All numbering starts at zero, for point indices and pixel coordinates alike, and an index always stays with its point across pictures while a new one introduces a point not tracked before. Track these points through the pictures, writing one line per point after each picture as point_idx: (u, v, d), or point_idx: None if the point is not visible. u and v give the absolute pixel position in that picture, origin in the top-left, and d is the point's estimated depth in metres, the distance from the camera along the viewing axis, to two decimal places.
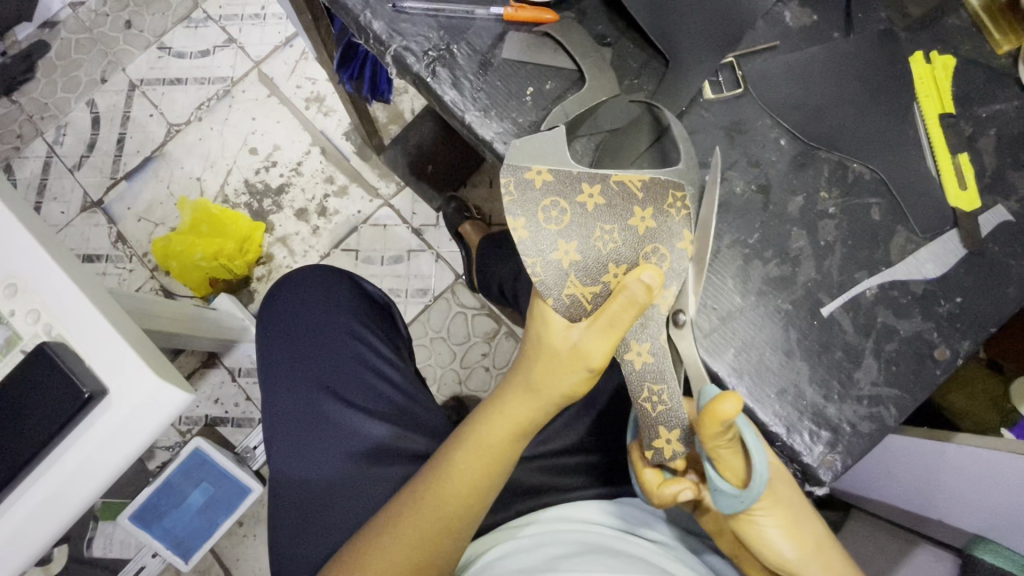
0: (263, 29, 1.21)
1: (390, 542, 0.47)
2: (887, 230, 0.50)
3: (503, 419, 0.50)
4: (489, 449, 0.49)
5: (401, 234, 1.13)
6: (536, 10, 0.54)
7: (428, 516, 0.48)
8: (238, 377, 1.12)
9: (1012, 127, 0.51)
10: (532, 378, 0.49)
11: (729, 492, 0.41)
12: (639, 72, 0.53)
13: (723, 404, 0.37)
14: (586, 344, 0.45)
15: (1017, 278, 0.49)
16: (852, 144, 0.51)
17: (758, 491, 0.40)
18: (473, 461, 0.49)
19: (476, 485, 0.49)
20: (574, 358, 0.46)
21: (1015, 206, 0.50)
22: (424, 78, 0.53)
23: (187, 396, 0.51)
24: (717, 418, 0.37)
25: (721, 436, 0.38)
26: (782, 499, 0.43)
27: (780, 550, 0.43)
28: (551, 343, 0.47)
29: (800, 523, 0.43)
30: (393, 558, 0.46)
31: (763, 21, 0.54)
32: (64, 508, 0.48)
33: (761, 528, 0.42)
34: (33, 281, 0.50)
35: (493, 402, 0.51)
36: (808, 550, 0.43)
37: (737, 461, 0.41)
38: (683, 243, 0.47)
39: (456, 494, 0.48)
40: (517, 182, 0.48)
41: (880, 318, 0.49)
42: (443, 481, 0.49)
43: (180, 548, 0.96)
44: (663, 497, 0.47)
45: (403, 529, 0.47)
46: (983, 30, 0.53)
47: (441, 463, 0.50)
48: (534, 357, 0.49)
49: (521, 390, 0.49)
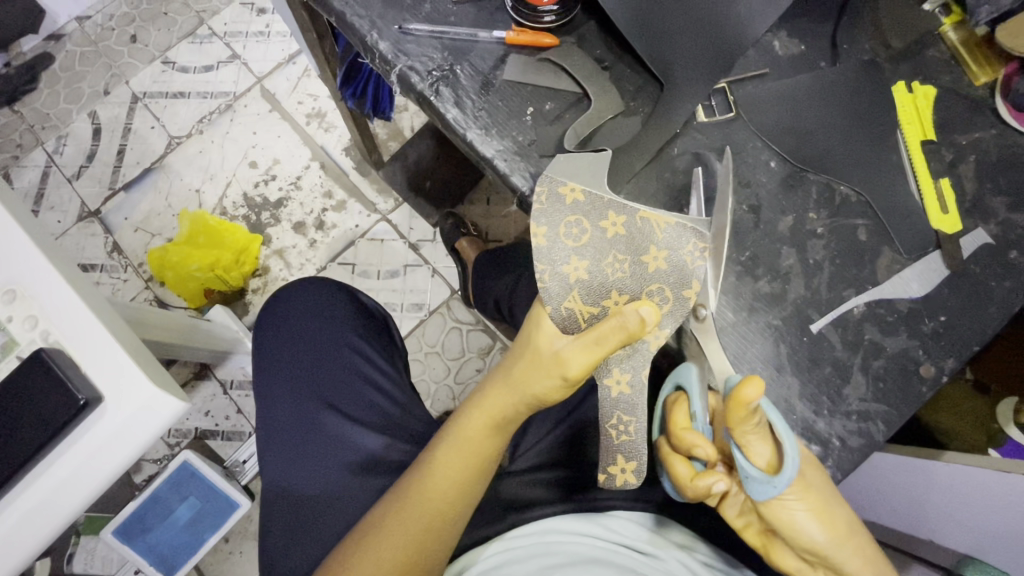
0: (267, 45, 1.24)
1: (378, 544, 0.47)
2: (873, 251, 0.52)
3: (486, 420, 0.50)
4: (469, 452, 0.50)
5: (398, 249, 1.14)
6: (537, 34, 0.56)
7: (411, 518, 0.48)
8: (229, 390, 1.11)
9: (991, 155, 0.53)
10: (512, 373, 0.49)
11: (760, 478, 0.40)
12: (634, 95, 0.56)
13: (746, 389, 0.38)
14: (567, 353, 0.45)
15: (999, 298, 0.51)
16: (839, 168, 0.53)
17: (789, 477, 0.39)
18: (452, 460, 0.50)
19: (456, 487, 0.49)
20: (553, 363, 0.46)
21: (995, 229, 0.52)
22: (427, 96, 0.55)
23: (183, 405, 0.51)
24: (742, 402, 0.38)
25: (747, 420, 0.39)
26: (811, 484, 0.41)
27: (810, 532, 0.41)
28: (536, 345, 0.48)
29: (831, 508, 0.42)
30: (379, 561, 0.46)
31: (754, 49, 0.56)
32: (52, 517, 0.48)
33: (790, 512, 0.41)
34: (33, 289, 0.50)
35: (474, 398, 0.52)
36: (839, 535, 0.41)
37: (766, 446, 0.41)
38: (689, 292, 0.47)
39: (435, 494, 0.49)
40: (550, 194, 0.48)
41: (867, 335, 0.51)
42: (424, 479, 0.49)
43: (164, 565, 0.94)
44: (697, 491, 0.43)
45: (390, 532, 0.47)
46: (961, 63, 0.55)
47: (422, 463, 0.51)
48: (517, 356, 0.50)
49: (498, 383, 0.51)
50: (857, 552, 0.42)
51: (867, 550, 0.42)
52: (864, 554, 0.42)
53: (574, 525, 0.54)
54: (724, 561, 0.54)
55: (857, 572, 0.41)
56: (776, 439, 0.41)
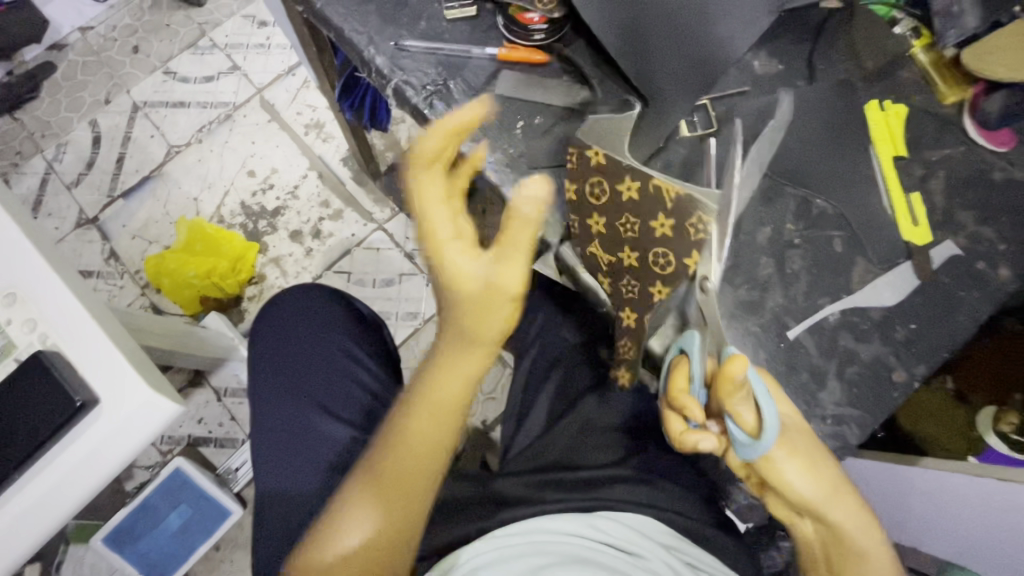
0: (267, 57, 1.27)
1: (367, 528, 0.49)
2: (847, 261, 0.54)
3: (445, 378, 0.51)
4: (439, 413, 0.51)
5: (393, 258, 1.16)
6: (528, 50, 0.58)
7: (394, 497, 0.50)
8: (223, 397, 1.12)
9: (960, 170, 0.56)
10: (457, 323, 0.49)
11: (745, 439, 0.45)
12: (621, 109, 0.58)
13: (733, 363, 0.42)
14: (491, 280, 0.47)
15: (968, 308, 0.53)
16: (815, 182, 0.55)
17: (770, 438, 0.44)
18: (423, 431, 0.51)
19: (429, 452, 0.51)
20: (487, 295, 0.47)
21: (964, 241, 0.54)
22: (421, 109, 0.57)
23: (177, 408, 0.52)
24: (727, 375, 0.43)
25: (734, 392, 0.44)
26: (800, 445, 0.47)
27: (800, 488, 0.46)
28: (460, 285, 0.48)
29: (819, 467, 0.47)
30: (373, 540, 0.49)
31: (735, 68, 0.59)
32: (46, 518, 0.49)
33: (781, 470, 0.46)
34: (33, 293, 0.51)
35: (432, 360, 0.52)
36: (825, 490, 0.46)
37: (750, 410, 0.45)
38: (690, 261, 0.47)
39: (418, 468, 0.50)
40: (580, 156, 0.51)
41: (842, 342, 0.52)
42: (396, 458, 0.50)
43: (154, 572, 0.94)
44: (685, 445, 0.48)
45: (377, 512, 0.49)
46: (931, 83, 0.58)
47: (388, 441, 0.51)
48: (449, 306, 0.50)
49: (451, 337, 0.50)
50: (843, 505, 0.47)
51: (855, 506, 0.47)
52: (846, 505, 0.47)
53: (561, 525, 0.56)
54: (705, 561, 0.56)
55: (842, 523, 0.46)
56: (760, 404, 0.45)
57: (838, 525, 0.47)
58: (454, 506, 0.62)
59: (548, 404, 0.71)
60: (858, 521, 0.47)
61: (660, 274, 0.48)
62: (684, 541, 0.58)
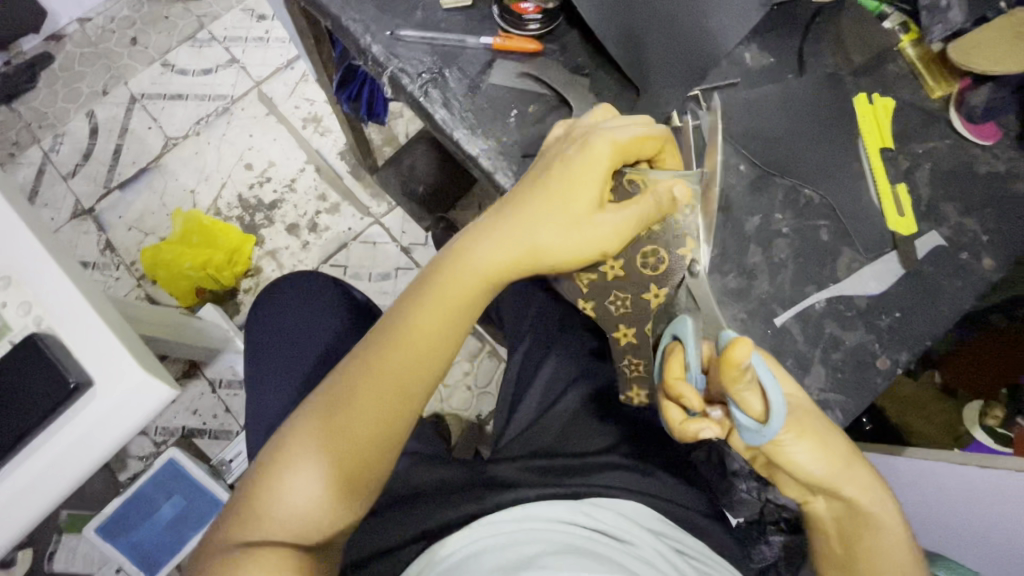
0: (266, 50, 1.27)
1: (351, 418, 0.45)
2: (834, 251, 0.55)
3: (463, 276, 0.48)
4: (454, 305, 0.48)
5: (389, 251, 1.16)
6: (523, 40, 0.59)
7: (386, 387, 0.46)
8: (218, 389, 1.12)
9: (945, 163, 0.57)
10: (544, 190, 0.47)
11: (752, 428, 0.41)
12: (613, 99, 0.58)
13: (735, 349, 0.38)
14: (601, 157, 0.47)
15: (950, 297, 0.54)
16: (803, 173, 0.56)
17: (778, 425, 0.40)
18: (435, 319, 0.48)
19: (432, 349, 0.48)
20: (588, 168, 0.47)
21: (948, 232, 0.55)
22: (417, 97, 0.58)
23: (171, 391, 0.52)
24: (732, 362, 0.38)
25: (739, 380, 0.39)
26: (807, 424, 0.43)
27: (810, 469, 0.43)
28: (577, 154, 0.47)
29: (827, 443, 0.44)
30: (351, 436, 0.44)
31: (726, 61, 0.59)
32: (39, 498, 0.49)
33: (789, 454, 0.43)
34: (28, 276, 0.52)
35: (483, 238, 0.48)
36: (836, 466, 0.43)
37: (758, 399, 0.40)
38: (683, 251, 0.51)
39: (386, 391, 0.46)
40: None
41: (827, 330, 0.53)
42: (407, 341, 0.47)
43: (146, 562, 0.94)
44: (686, 436, 0.44)
45: (363, 407, 0.45)
46: (919, 77, 0.59)
47: (399, 324, 0.48)
48: (538, 178, 0.49)
49: (508, 214, 0.48)
50: (854, 478, 0.44)
51: (865, 476, 0.45)
52: (856, 479, 0.44)
53: (554, 513, 0.54)
54: (697, 548, 0.56)
55: (856, 497, 0.44)
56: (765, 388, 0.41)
57: (852, 499, 0.44)
58: (447, 491, 0.63)
59: (540, 393, 0.71)
60: (870, 490, 0.44)
61: (653, 275, 0.52)
62: (677, 530, 0.58)
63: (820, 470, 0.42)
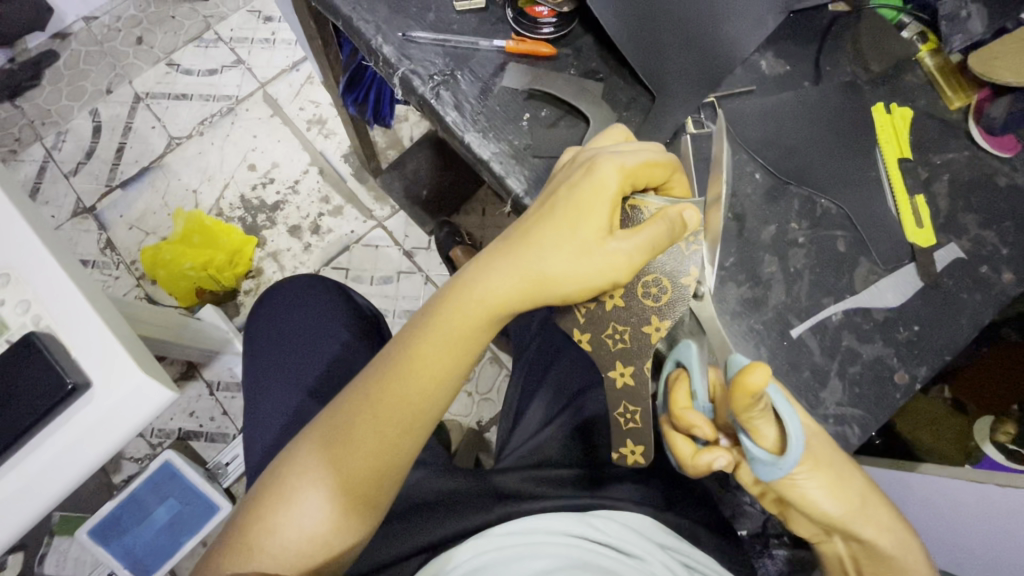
0: (272, 52, 1.26)
1: (350, 457, 0.45)
2: (851, 261, 0.54)
3: (465, 309, 0.45)
4: (460, 341, 0.46)
5: (392, 255, 1.15)
6: (535, 43, 0.58)
7: (386, 425, 0.45)
8: (215, 391, 1.11)
9: (964, 174, 0.56)
10: (550, 220, 0.44)
11: (766, 460, 0.40)
12: (627, 105, 0.58)
13: (751, 375, 0.36)
14: (610, 185, 0.44)
15: (970, 310, 0.53)
16: (820, 182, 0.55)
17: (795, 456, 0.39)
18: (440, 353, 0.46)
19: (435, 386, 0.46)
20: (597, 198, 0.44)
21: (967, 245, 0.54)
22: (428, 99, 0.57)
23: (171, 395, 0.51)
24: (746, 389, 0.36)
25: (751, 407, 0.38)
26: (821, 460, 0.43)
27: (826, 507, 0.43)
28: (586, 181, 0.44)
29: (843, 482, 0.43)
30: (350, 475, 0.44)
31: (741, 68, 0.59)
32: (32, 502, 0.48)
33: (803, 490, 0.42)
34: (28, 273, 0.50)
35: (489, 269, 0.45)
36: (852, 506, 0.43)
37: (772, 428, 0.40)
38: (688, 280, 0.48)
39: (386, 430, 0.45)
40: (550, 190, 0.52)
41: (844, 342, 0.52)
42: (409, 378, 0.46)
43: (139, 567, 0.92)
44: (698, 468, 0.44)
45: (362, 446, 0.45)
46: (937, 88, 0.58)
47: (403, 358, 0.46)
48: (546, 205, 0.46)
49: (514, 244, 0.45)
50: (872, 518, 0.44)
51: (883, 515, 0.44)
52: (877, 524, 0.44)
53: (560, 525, 0.53)
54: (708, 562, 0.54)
55: (875, 538, 0.43)
56: (780, 418, 0.40)
57: (871, 542, 0.43)
58: (451, 499, 0.61)
59: (546, 402, 0.70)
60: (889, 530, 0.44)
61: (654, 306, 0.48)
62: (685, 543, 0.56)
63: (834, 508, 0.42)
